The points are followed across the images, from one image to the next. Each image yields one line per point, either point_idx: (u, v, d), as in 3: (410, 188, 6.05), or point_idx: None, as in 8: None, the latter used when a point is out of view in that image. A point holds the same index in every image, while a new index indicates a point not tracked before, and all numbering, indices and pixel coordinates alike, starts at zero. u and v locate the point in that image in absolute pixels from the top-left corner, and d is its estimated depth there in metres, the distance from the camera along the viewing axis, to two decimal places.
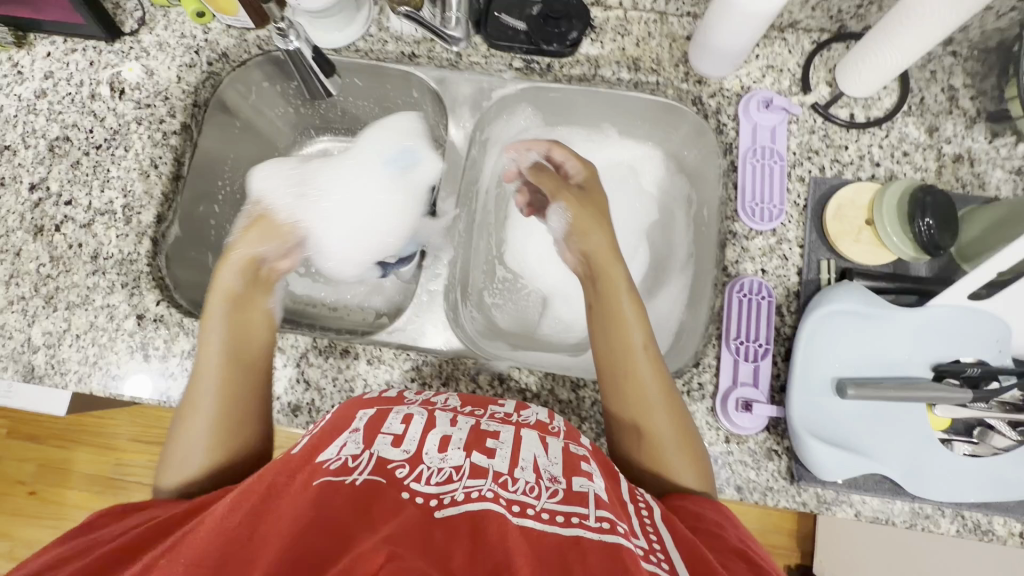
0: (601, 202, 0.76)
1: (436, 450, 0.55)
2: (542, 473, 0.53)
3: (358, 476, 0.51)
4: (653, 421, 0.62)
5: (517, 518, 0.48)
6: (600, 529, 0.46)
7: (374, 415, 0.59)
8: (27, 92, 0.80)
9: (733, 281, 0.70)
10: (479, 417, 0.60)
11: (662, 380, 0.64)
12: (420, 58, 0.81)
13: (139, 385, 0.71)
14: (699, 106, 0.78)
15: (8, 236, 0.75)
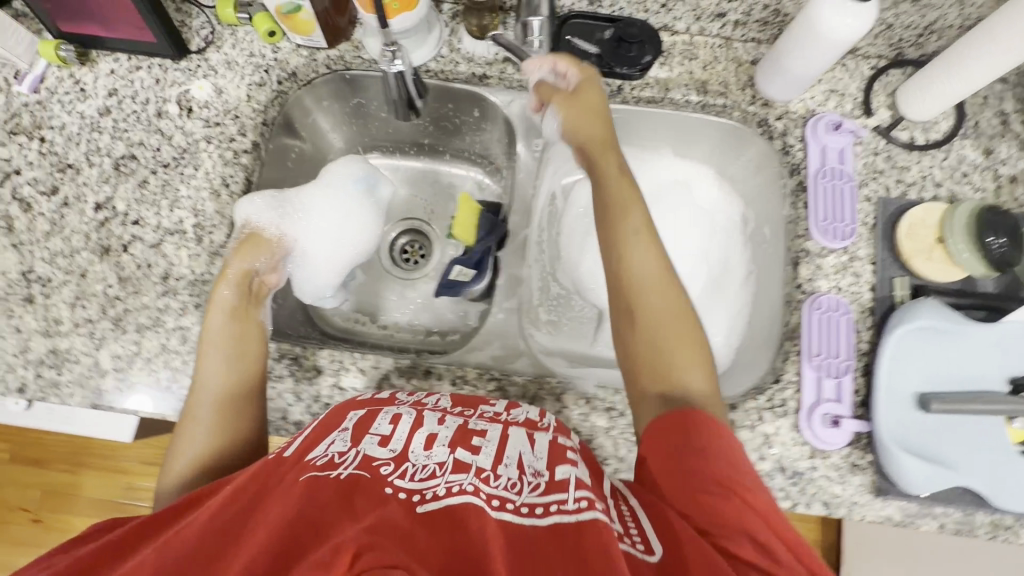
0: (597, 106, 0.72)
1: (422, 448, 0.57)
2: (525, 469, 0.57)
3: (343, 470, 0.54)
4: (660, 326, 0.63)
5: (496, 511, 0.51)
6: (579, 509, 0.51)
7: (363, 417, 0.62)
8: (91, 110, 0.78)
9: (810, 298, 0.72)
10: (468, 416, 0.63)
11: (666, 287, 0.64)
12: (491, 79, 0.82)
13: (139, 403, 0.69)
14: (765, 128, 0.80)
15: (73, 256, 0.73)
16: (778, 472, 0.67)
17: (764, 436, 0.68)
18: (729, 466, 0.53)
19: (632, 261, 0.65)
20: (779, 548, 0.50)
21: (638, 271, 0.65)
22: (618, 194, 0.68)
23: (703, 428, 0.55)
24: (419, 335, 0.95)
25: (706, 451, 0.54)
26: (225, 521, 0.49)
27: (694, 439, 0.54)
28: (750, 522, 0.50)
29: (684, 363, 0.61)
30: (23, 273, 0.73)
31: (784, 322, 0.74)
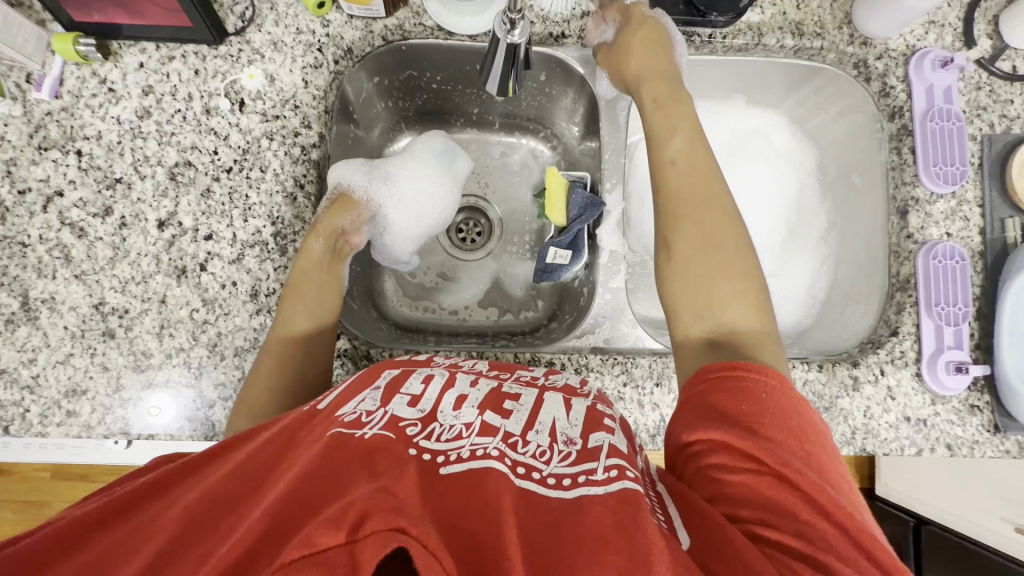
0: (647, 43, 0.67)
1: (451, 408, 0.54)
2: (557, 436, 0.52)
3: (369, 429, 0.49)
4: (705, 258, 0.57)
5: (519, 480, 0.47)
6: (608, 479, 0.47)
7: (397, 376, 0.58)
8: (127, 113, 0.69)
9: (925, 247, 0.71)
10: (503, 380, 0.61)
11: (718, 212, 0.59)
12: (568, 38, 0.75)
13: (159, 404, 0.65)
14: (862, 69, 0.76)
15: (147, 281, 0.67)
16: (904, 422, 0.69)
17: (887, 389, 0.70)
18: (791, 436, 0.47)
19: (678, 195, 0.60)
20: (836, 541, 0.42)
21: (686, 195, 0.60)
22: (658, 124, 0.64)
23: (754, 383, 0.49)
24: (490, 316, 0.91)
25: (761, 413, 0.48)
26: (251, 469, 0.46)
27: (752, 400, 0.49)
28: (801, 507, 0.44)
29: (730, 301, 0.56)
30: (96, 306, 0.66)
31: (893, 273, 0.74)
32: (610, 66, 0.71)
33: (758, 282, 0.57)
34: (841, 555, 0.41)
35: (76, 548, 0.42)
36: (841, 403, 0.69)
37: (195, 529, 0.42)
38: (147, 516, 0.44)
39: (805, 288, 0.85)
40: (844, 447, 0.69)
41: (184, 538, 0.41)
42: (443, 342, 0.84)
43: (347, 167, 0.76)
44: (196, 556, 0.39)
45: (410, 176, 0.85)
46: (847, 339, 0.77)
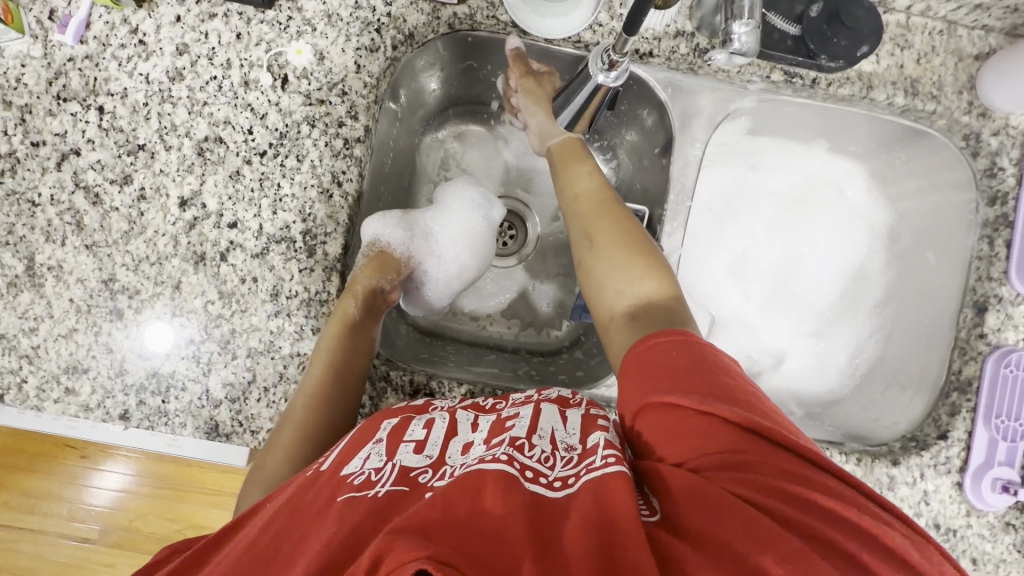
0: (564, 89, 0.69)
1: (459, 454, 0.49)
2: (559, 443, 0.49)
3: (380, 488, 0.46)
4: (617, 246, 0.59)
5: (529, 484, 0.43)
6: (606, 463, 0.45)
7: (398, 425, 0.53)
8: (156, 72, 0.62)
9: (997, 351, 0.67)
10: (500, 411, 0.56)
11: (614, 214, 0.62)
12: (654, 58, 0.67)
13: (157, 334, 0.62)
14: (973, 143, 0.70)
15: (162, 264, 0.62)
16: (932, 529, 0.66)
17: (923, 493, 0.66)
18: (691, 376, 0.46)
19: (586, 208, 0.64)
20: (758, 449, 0.42)
21: (593, 207, 0.63)
22: (566, 155, 0.68)
23: (656, 352, 0.49)
24: (512, 330, 0.86)
25: (660, 374, 0.47)
26: (261, 549, 0.44)
27: (654, 366, 0.48)
28: (724, 431, 0.43)
29: (640, 270, 0.57)
30: (105, 282, 0.62)
31: (955, 370, 0.69)
32: (525, 98, 0.69)
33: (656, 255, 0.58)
34: (769, 463, 0.42)
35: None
36: None
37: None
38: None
39: (847, 356, 0.79)
40: None
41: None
42: (462, 356, 0.80)
43: (382, 220, 0.72)
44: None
45: (447, 226, 0.79)
46: (888, 428, 0.72)
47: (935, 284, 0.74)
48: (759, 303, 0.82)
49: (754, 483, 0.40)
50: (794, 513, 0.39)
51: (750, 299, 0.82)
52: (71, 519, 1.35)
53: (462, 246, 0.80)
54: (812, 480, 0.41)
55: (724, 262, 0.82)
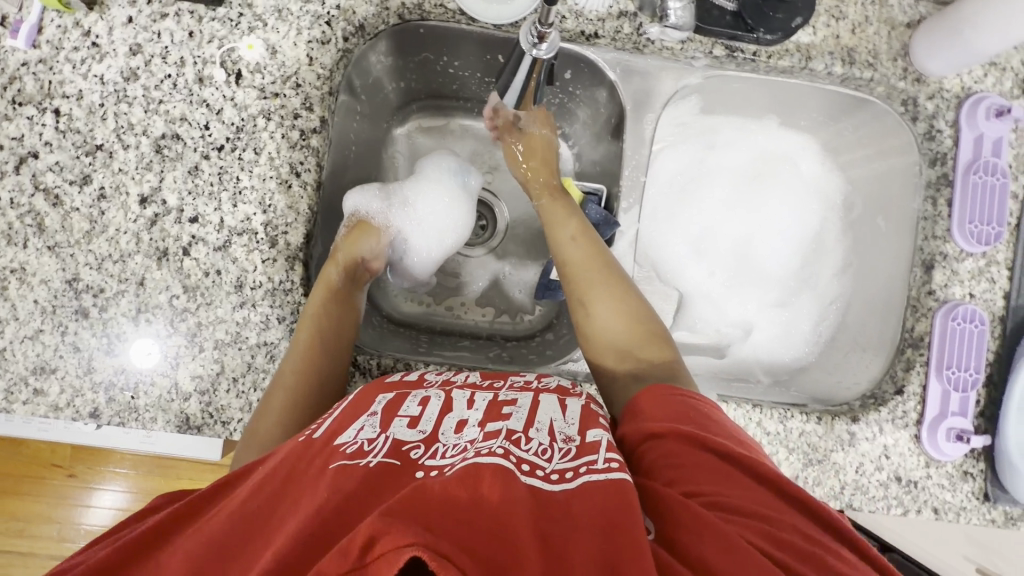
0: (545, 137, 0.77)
1: (452, 431, 0.51)
2: (556, 435, 0.50)
3: (373, 458, 0.46)
4: (611, 305, 0.62)
5: (526, 477, 0.44)
6: (608, 468, 0.45)
7: (393, 400, 0.55)
8: (110, 73, 0.63)
9: (945, 306, 0.69)
10: (498, 390, 0.58)
11: (591, 244, 0.67)
12: (600, 39, 0.69)
13: (143, 350, 0.62)
14: (911, 108, 0.72)
15: (125, 261, 0.63)
16: (894, 481, 0.68)
17: (883, 448, 0.68)
18: (705, 420, 0.49)
19: (575, 266, 0.66)
20: (767, 500, 0.44)
21: (586, 250, 0.67)
22: (553, 215, 0.71)
23: (672, 394, 0.51)
24: (485, 317, 0.87)
25: (678, 413, 0.49)
26: (252, 510, 0.45)
27: (663, 406, 0.50)
28: (734, 474, 0.45)
29: (639, 338, 0.60)
30: (69, 281, 0.62)
31: (908, 328, 0.71)
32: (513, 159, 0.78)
33: (643, 304, 0.63)
34: (776, 511, 0.43)
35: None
36: (834, 457, 0.68)
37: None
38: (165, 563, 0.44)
39: (809, 324, 0.81)
40: (831, 500, 0.68)
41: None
42: (434, 342, 0.81)
43: (361, 193, 0.76)
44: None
45: (426, 194, 0.81)
46: (849, 388, 0.75)
47: (887, 247, 0.77)
48: (721, 276, 0.84)
49: (763, 527, 0.41)
50: (790, 561, 0.39)
51: (713, 274, 0.84)
52: (61, 540, 1.34)
53: (444, 218, 0.82)
54: (815, 537, 0.42)
55: (688, 242, 0.84)
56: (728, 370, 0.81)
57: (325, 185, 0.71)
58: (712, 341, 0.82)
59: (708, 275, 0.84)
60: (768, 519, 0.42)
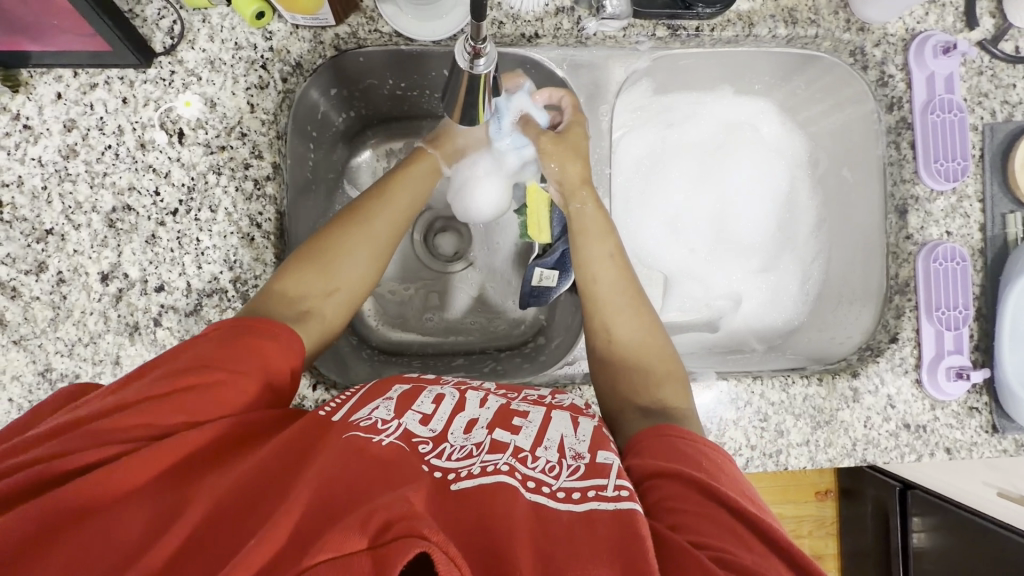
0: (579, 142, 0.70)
1: (462, 430, 0.49)
2: (565, 451, 0.47)
3: (385, 437, 0.47)
4: (636, 336, 0.61)
5: (530, 495, 0.43)
6: (617, 497, 0.42)
7: (409, 390, 0.54)
8: (48, 154, 0.61)
9: (925, 248, 0.69)
10: (511, 398, 0.55)
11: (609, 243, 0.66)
12: (542, 38, 0.68)
13: None
14: (860, 57, 0.72)
15: (96, 342, 0.61)
16: (904, 429, 0.68)
17: (887, 398, 0.68)
18: (718, 473, 0.46)
19: (596, 276, 0.64)
20: (775, 565, 0.41)
21: (616, 270, 0.65)
22: (590, 225, 0.67)
23: (677, 437, 0.49)
24: (479, 334, 0.85)
25: (684, 458, 0.47)
26: (273, 464, 0.43)
27: (675, 452, 0.48)
28: (743, 533, 0.42)
29: (653, 368, 0.59)
30: (41, 373, 0.60)
31: (892, 275, 0.71)
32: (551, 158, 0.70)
33: (665, 339, 0.62)
34: None
35: (99, 509, 0.39)
36: (840, 415, 0.67)
37: (227, 520, 0.40)
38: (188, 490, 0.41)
39: (796, 284, 0.82)
40: (845, 458, 0.67)
41: (209, 526, 0.39)
42: (427, 368, 0.79)
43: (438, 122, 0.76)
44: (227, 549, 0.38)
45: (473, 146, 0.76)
46: (843, 342, 0.75)
47: (858, 197, 0.77)
48: (701, 252, 0.83)
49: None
50: None
51: (694, 251, 0.83)
52: None
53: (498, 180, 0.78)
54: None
55: (661, 223, 0.83)
56: (723, 343, 0.81)
57: (291, 221, 0.69)
58: (703, 316, 0.82)
59: (686, 253, 0.83)
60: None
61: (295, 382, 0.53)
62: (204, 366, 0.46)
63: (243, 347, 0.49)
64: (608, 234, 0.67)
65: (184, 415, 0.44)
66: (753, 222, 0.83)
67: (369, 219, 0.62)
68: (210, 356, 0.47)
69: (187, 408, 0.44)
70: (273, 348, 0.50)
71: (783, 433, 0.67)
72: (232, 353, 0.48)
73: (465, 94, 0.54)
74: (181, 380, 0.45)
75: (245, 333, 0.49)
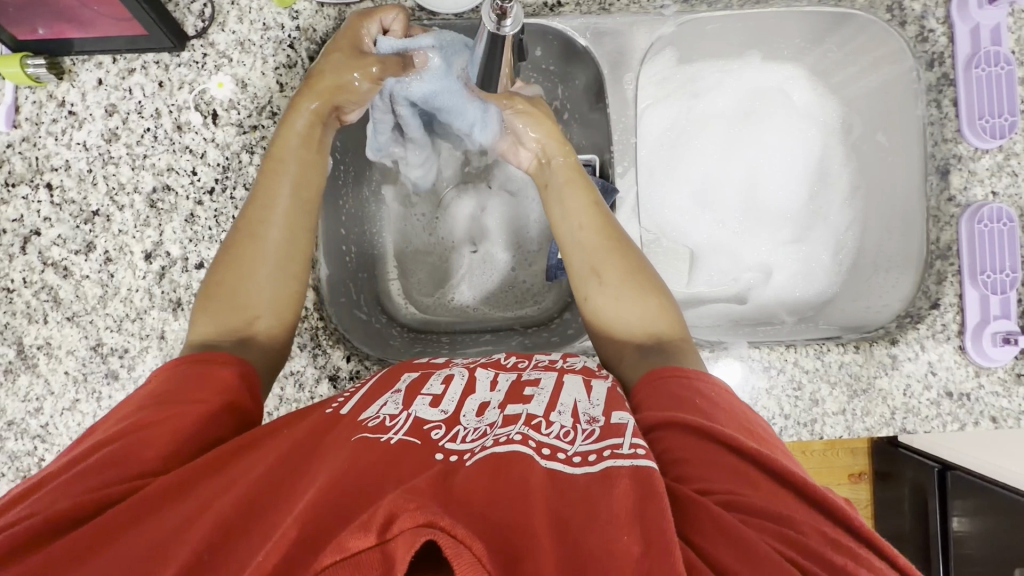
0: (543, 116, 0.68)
1: (474, 412, 0.48)
2: (579, 416, 0.45)
3: (394, 434, 0.45)
4: (626, 279, 0.58)
5: (546, 462, 0.42)
6: (634, 454, 0.41)
7: (417, 378, 0.53)
8: (92, 138, 0.64)
9: (969, 210, 0.66)
10: (522, 369, 0.53)
11: (598, 205, 0.64)
12: (564, 6, 0.69)
13: None
14: (897, 13, 0.69)
15: (142, 318, 0.63)
16: (946, 397, 0.66)
17: (928, 365, 0.66)
18: (713, 412, 0.46)
19: (582, 241, 0.62)
20: (782, 497, 0.40)
21: (597, 238, 0.61)
22: (573, 176, 0.65)
23: (672, 380, 0.48)
24: (506, 313, 0.85)
25: (679, 403, 0.47)
26: (272, 482, 0.42)
27: (665, 399, 0.47)
28: (753, 474, 0.41)
29: (654, 316, 0.56)
30: (93, 348, 0.63)
31: (933, 240, 0.69)
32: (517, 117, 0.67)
33: (659, 284, 0.59)
34: (795, 510, 0.39)
35: (109, 544, 0.38)
36: (878, 383, 0.66)
37: (233, 539, 0.38)
38: (183, 512, 0.40)
39: (829, 254, 0.80)
40: (883, 428, 0.66)
41: (218, 545, 0.38)
42: (456, 343, 0.80)
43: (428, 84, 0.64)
44: (241, 560, 0.37)
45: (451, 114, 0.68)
46: (880, 310, 0.73)
47: (895, 160, 0.74)
48: (730, 224, 0.82)
49: (782, 529, 0.38)
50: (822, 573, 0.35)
51: (724, 223, 0.82)
52: None
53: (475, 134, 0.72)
54: (842, 543, 0.37)
55: (686, 194, 0.82)
56: (752, 315, 0.79)
57: None
58: (731, 289, 0.81)
59: (713, 226, 0.82)
60: (791, 522, 0.38)
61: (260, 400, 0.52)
62: (168, 401, 0.47)
63: (205, 373, 0.49)
64: (589, 185, 0.66)
65: (157, 449, 0.44)
66: (781, 189, 0.81)
67: (273, 207, 0.59)
68: (167, 393, 0.48)
69: (162, 445, 0.45)
70: (234, 378, 0.50)
71: (816, 402, 0.65)
72: (194, 379, 0.49)
73: (485, 64, 0.58)
74: (144, 418, 0.45)
75: (200, 361, 0.50)
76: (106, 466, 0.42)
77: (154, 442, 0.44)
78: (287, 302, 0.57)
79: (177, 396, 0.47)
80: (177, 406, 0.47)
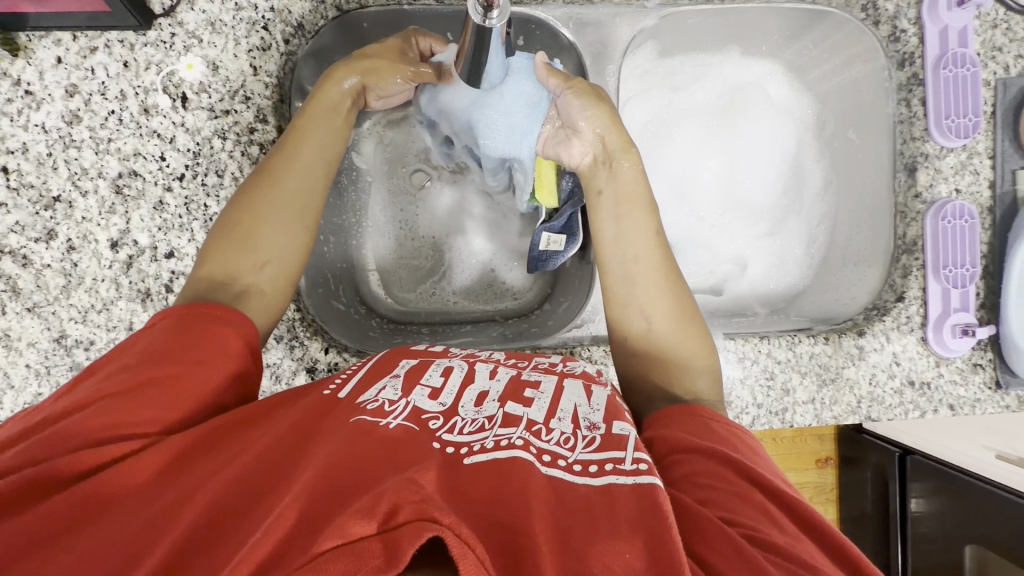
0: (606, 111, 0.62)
1: (472, 403, 0.47)
2: (580, 422, 0.45)
3: (393, 420, 0.44)
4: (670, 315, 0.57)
5: (546, 469, 0.41)
6: (636, 470, 0.41)
7: (416, 366, 0.51)
8: (51, 119, 0.60)
9: (933, 207, 0.69)
10: (521, 367, 0.53)
11: (652, 217, 0.61)
12: None
13: None
14: (871, 12, 0.71)
15: (109, 309, 0.61)
16: (908, 386, 0.68)
17: (892, 355, 0.68)
18: (747, 454, 0.45)
19: (631, 245, 0.59)
20: (809, 547, 0.39)
21: (643, 242, 0.59)
22: (630, 187, 0.61)
23: (713, 420, 0.48)
24: (487, 305, 0.85)
25: (715, 437, 0.46)
26: (271, 459, 0.41)
27: (700, 430, 0.47)
28: (779, 517, 0.40)
29: (695, 364, 0.55)
30: (56, 340, 0.61)
31: (900, 235, 0.72)
32: (576, 101, 0.62)
33: (701, 324, 0.58)
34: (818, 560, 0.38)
35: (102, 512, 0.37)
36: (846, 373, 0.68)
37: (230, 515, 0.38)
38: (180, 487, 0.39)
39: (802, 248, 0.82)
40: (849, 416, 0.68)
41: (213, 522, 0.37)
42: (437, 334, 0.80)
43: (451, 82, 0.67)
44: (237, 536, 0.36)
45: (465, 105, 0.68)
46: (849, 303, 0.75)
47: (865, 158, 0.77)
48: (709, 217, 0.83)
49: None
50: None
51: (702, 217, 0.83)
52: None
53: (458, 125, 0.71)
54: None
55: (669, 188, 0.82)
56: (727, 307, 0.81)
57: None
58: (707, 281, 0.82)
59: (693, 220, 0.83)
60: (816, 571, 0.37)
61: (257, 365, 0.51)
62: (160, 359, 0.45)
63: (193, 335, 0.47)
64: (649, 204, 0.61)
65: (151, 413, 0.43)
66: (760, 183, 0.83)
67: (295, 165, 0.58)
68: (159, 350, 0.45)
69: (158, 410, 0.43)
70: (232, 343, 0.48)
71: (787, 391, 0.68)
72: (189, 339, 0.46)
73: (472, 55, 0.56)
74: (137, 377, 0.43)
75: (197, 319, 0.48)
76: (93, 425, 0.41)
77: (146, 404, 0.43)
78: (294, 258, 0.56)
79: (170, 354, 0.45)
80: (172, 365, 0.45)
